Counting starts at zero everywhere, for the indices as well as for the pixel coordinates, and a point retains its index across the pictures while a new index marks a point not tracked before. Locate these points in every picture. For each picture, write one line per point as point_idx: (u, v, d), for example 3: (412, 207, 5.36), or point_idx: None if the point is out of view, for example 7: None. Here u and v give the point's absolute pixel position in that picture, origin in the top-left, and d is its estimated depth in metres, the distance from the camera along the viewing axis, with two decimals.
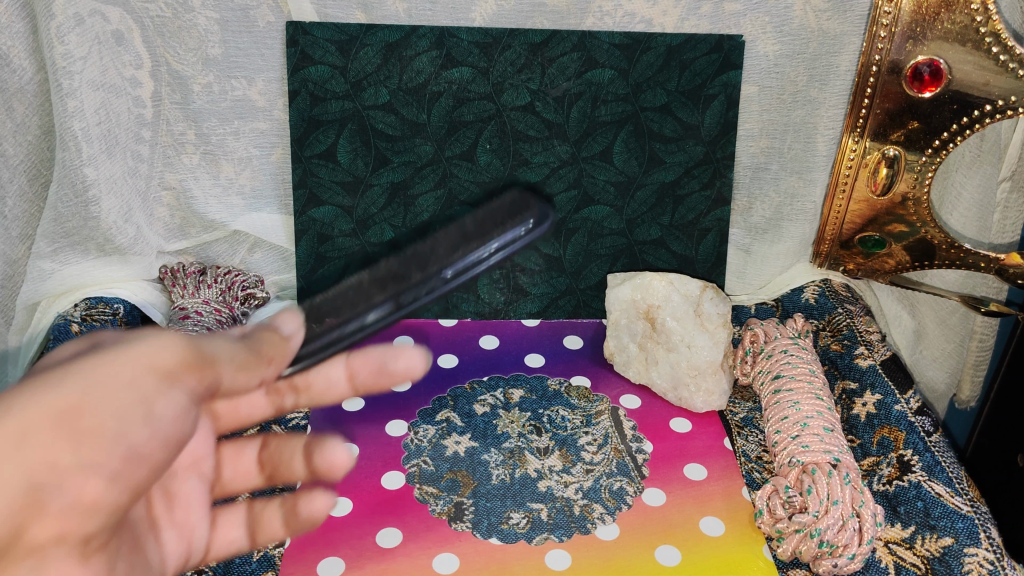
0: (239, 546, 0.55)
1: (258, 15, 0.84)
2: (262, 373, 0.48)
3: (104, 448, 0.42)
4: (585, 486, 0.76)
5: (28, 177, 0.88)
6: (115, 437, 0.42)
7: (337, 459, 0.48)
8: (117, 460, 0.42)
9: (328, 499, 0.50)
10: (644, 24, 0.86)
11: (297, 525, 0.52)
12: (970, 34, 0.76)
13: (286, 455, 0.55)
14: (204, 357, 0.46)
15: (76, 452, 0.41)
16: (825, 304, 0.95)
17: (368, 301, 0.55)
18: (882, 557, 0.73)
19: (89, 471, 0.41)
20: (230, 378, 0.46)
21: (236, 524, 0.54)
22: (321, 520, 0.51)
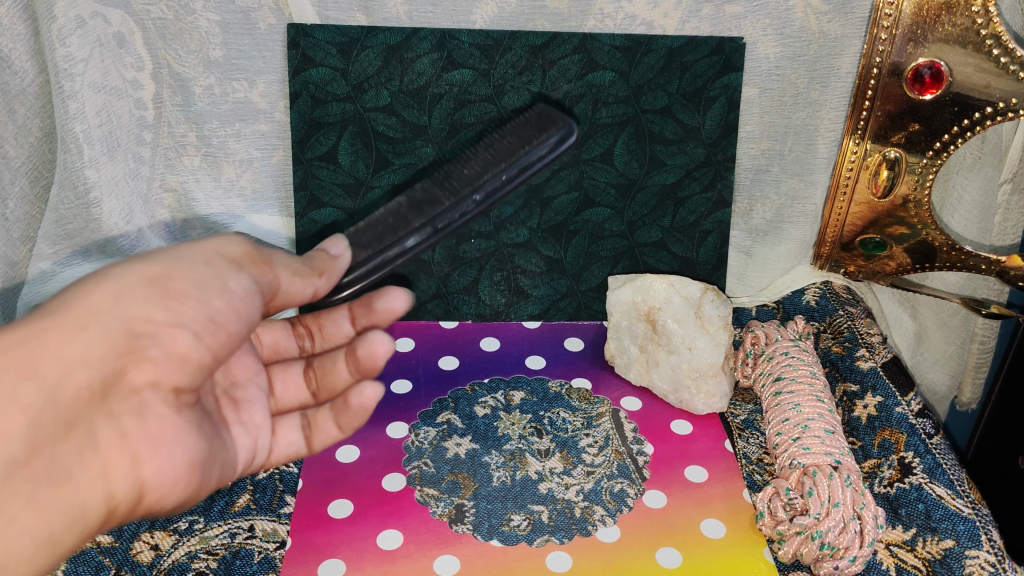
0: (298, 447, 0.66)
1: (258, 18, 0.84)
2: (315, 282, 0.60)
3: (187, 311, 0.54)
4: (585, 488, 0.76)
5: (29, 179, 0.84)
6: (196, 303, 0.54)
7: (380, 347, 0.61)
8: (202, 319, 0.54)
9: (374, 389, 0.61)
10: (645, 26, 0.86)
11: (349, 416, 0.63)
12: (970, 37, 0.76)
13: (328, 367, 0.67)
14: (265, 260, 0.58)
15: (167, 314, 0.53)
16: (825, 307, 0.95)
17: (406, 227, 0.63)
18: (882, 559, 0.72)
19: (176, 329, 0.53)
20: (287, 280, 0.59)
21: (293, 428, 0.66)
22: (369, 408, 0.62)
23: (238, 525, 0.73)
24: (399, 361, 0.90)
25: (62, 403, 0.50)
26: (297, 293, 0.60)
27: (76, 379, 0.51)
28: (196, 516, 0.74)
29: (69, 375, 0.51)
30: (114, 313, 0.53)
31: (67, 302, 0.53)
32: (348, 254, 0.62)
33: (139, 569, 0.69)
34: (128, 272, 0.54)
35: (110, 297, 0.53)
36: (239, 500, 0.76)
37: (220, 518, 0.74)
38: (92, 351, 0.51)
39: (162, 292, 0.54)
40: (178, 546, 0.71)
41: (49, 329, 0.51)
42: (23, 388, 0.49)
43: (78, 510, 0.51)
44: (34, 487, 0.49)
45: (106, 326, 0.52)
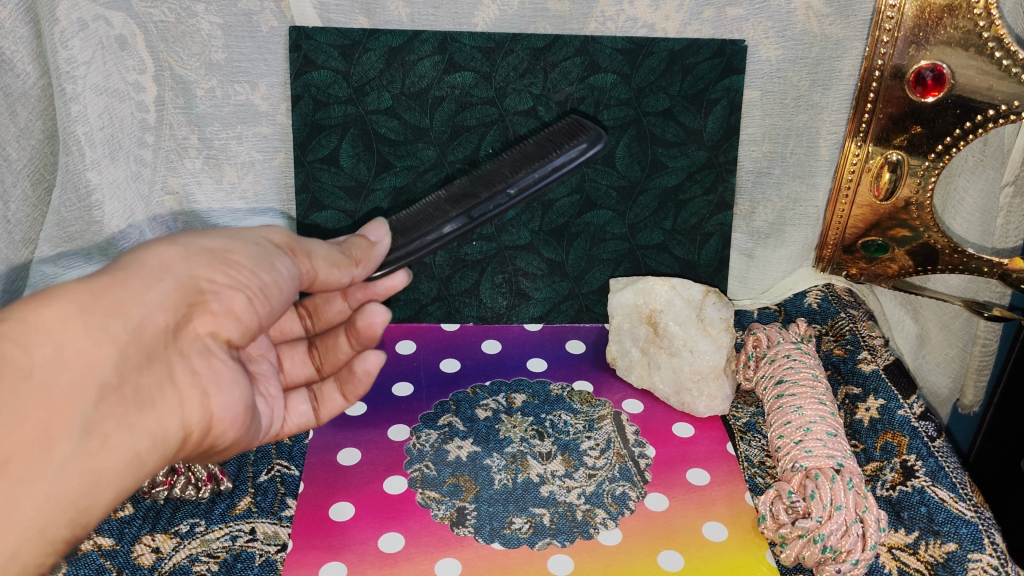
0: (308, 418, 0.71)
1: (260, 21, 0.84)
2: (350, 271, 0.63)
3: (246, 275, 0.58)
4: (587, 491, 0.76)
5: (31, 182, 0.85)
6: (252, 270, 0.59)
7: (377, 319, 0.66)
8: (257, 287, 0.59)
9: (378, 356, 0.67)
10: (647, 29, 0.87)
11: (354, 385, 0.68)
12: (973, 39, 0.76)
13: (330, 343, 0.72)
14: (304, 249, 0.63)
15: (229, 275, 0.57)
16: (828, 309, 0.96)
17: (445, 219, 0.65)
18: (885, 563, 0.71)
19: (237, 289, 0.57)
20: (325, 270, 0.63)
21: (303, 400, 0.71)
22: (373, 374, 0.68)
23: (239, 527, 0.73)
24: (399, 363, 0.90)
25: (145, 340, 0.53)
26: (332, 278, 0.63)
27: (157, 320, 0.53)
28: (197, 517, 0.74)
29: (152, 315, 0.53)
30: (183, 271, 0.56)
31: (138, 259, 0.56)
32: (387, 239, 0.66)
33: (141, 572, 0.69)
34: (190, 243, 0.59)
35: (177, 259, 0.57)
36: (240, 502, 0.75)
37: (222, 520, 0.74)
38: (167, 298, 0.54)
39: (221, 258, 0.58)
40: (180, 549, 0.71)
41: (127, 278, 0.54)
42: (112, 323, 0.51)
43: (158, 438, 0.53)
44: (120, 415, 0.52)
45: (177, 279, 0.56)
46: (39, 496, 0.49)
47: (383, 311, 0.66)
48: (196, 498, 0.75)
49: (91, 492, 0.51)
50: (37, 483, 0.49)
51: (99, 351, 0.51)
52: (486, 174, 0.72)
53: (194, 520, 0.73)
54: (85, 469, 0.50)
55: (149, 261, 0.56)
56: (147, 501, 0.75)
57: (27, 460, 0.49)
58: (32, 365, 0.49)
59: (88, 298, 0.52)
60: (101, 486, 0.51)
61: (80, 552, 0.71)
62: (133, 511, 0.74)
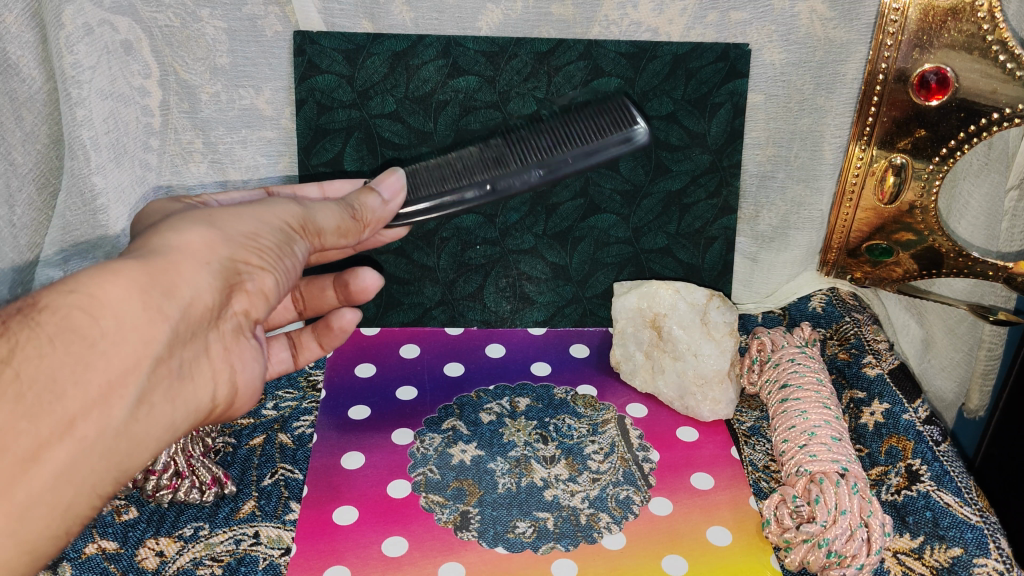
0: (287, 363, 0.77)
1: (265, 25, 0.85)
2: (357, 236, 0.64)
3: (277, 255, 0.58)
4: (591, 495, 0.76)
5: (37, 186, 0.84)
6: (280, 252, 0.58)
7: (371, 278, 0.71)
8: (282, 275, 0.59)
9: (355, 316, 0.73)
10: (651, 33, 0.87)
11: (331, 338, 0.74)
12: (977, 43, 0.76)
13: (315, 292, 0.78)
14: (316, 227, 0.61)
15: (264, 261, 0.57)
16: (831, 314, 0.96)
17: (467, 180, 0.66)
18: (890, 567, 0.71)
19: (268, 270, 0.57)
20: (333, 240, 0.63)
21: (282, 348, 0.76)
22: (349, 330, 0.74)
23: (243, 531, 0.73)
24: (403, 367, 0.90)
25: (192, 319, 0.53)
26: (341, 242, 0.64)
27: (204, 300, 0.54)
28: (201, 521, 0.74)
29: (200, 295, 0.53)
30: (223, 253, 0.55)
31: (181, 239, 0.54)
32: (399, 199, 0.65)
33: None
34: (223, 224, 0.57)
35: (218, 239, 0.55)
36: (244, 506, 0.75)
37: (225, 524, 0.74)
38: (211, 279, 0.54)
39: (254, 237, 0.57)
40: (184, 553, 0.71)
41: (175, 260, 0.53)
42: (165, 302, 0.51)
43: (189, 410, 0.56)
44: (163, 388, 0.53)
45: (219, 261, 0.55)
46: (90, 455, 0.51)
47: (377, 279, 0.71)
48: (200, 502, 0.75)
49: (130, 456, 0.53)
50: (89, 446, 0.50)
51: (153, 327, 0.51)
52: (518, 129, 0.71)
53: (199, 525, 0.73)
54: (129, 435, 0.52)
55: (192, 243, 0.54)
56: (151, 505, 0.75)
57: (86, 423, 0.49)
58: (97, 336, 0.49)
59: (145, 271, 0.51)
60: (141, 449, 0.54)
61: (85, 556, 0.71)
62: (137, 515, 0.75)
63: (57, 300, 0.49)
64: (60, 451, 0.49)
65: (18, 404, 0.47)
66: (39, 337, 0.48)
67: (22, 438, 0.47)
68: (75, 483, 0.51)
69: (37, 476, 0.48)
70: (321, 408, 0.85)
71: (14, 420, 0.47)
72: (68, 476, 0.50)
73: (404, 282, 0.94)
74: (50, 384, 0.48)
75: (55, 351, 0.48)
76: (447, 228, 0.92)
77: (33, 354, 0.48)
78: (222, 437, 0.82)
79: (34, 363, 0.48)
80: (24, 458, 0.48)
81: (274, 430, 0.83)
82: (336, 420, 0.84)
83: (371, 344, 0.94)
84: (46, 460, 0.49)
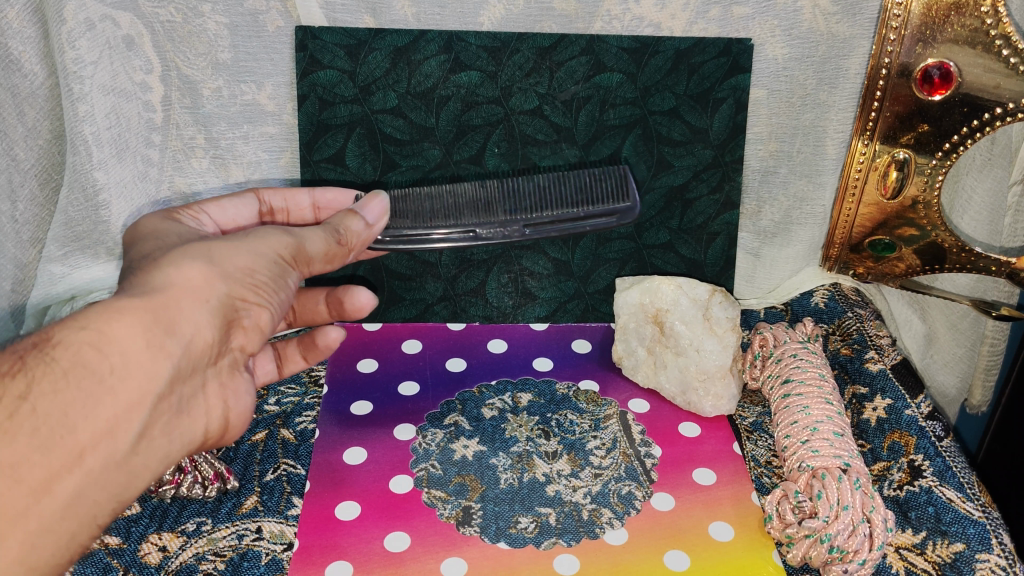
0: (271, 372, 0.79)
1: (267, 20, 0.85)
2: (342, 258, 0.65)
3: (272, 289, 0.58)
4: (593, 490, 0.76)
5: (40, 181, 0.85)
6: (275, 286, 0.59)
7: (365, 300, 0.72)
8: (276, 310, 0.59)
9: (340, 333, 0.74)
10: (654, 28, 0.86)
11: (317, 353, 0.76)
12: (980, 37, 0.75)
13: (309, 306, 0.78)
14: (306, 254, 0.62)
15: (260, 299, 0.58)
16: (834, 309, 0.95)
17: (456, 220, 0.77)
18: (892, 563, 0.71)
19: (265, 306, 0.58)
20: (319, 267, 0.64)
21: (268, 359, 0.78)
22: (333, 346, 0.75)
23: (246, 526, 0.73)
24: (405, 363, 0.90)
25: (193, 355, 0.54)
26: (327, 267, 0.64)
27: (204, 337, 0.54)
28: (203, 517, 0.74)
29: (200, 331, 0.54)
30: (222, 292, 0.55)
31: (185, 276, 0.55)
32: (381, 222, 0.69)
33: (147, 571, 0.69)
34: (220, 260, 0.57)
35: (216, 275, 0.56)
36: (246, 501, 0.76)
37: (228, 519, 0.74)
38: (209, 315, 0.55)
39: (249, 273, 0.57)
40: (188, 548, 0.71)
41: (176, 298, 0.53)
42: (167, 339, 0.52)
43: (184, 443, 0.56)
44: (163, 422, 0.54)
45: (217, 299, 0.55)
46: (96, 486, 0.51)
47: (372, 299, 0.72)
48: (202, 497, 0.75)
49: (129, 486, 0.53)
50: (97, 476, 0.51)
51: (157, 362, 0.52)
52: (513, 180, 0.82)
53: (201, 521, 0.73)
54: (129, 466, 0.52)
55: (195, 280, 0.55)
56: (154, 500, 0.75)
57: (95, 454, 0.50)
58: (106, 371, 0.50)
59: (150, 307, 0.52)
60: (137, 477, 0.53)
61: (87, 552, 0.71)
62: (140, 510, 0.75)
63: (69, 335, 0.50)
64: (69, 481, 0.49)
65: (33, 437, 0.47)
66: (54, 371, 0.48)
67: (36, 468, 0.47)
68: (79, 511, 0.51)
69: (49, 506, 0.49)
70: (322, 404, 0.85)
71: (29, 452, 0.47)
72: (76, 505, 0.50)
73: (405, 278, 0.94)
74: (63, 418, 0.48)
75: (69, 386, 0.49)
76: None
77: (49, 389, 0.48)
78: None
79: (48, 398, 0.48)
80: (37, 488, 0.48)
81: (277, 425, 0.83)
82: (338, 415, 0.84)
83: (372, 340, 0.94)
84: (57, 490, 0.49)
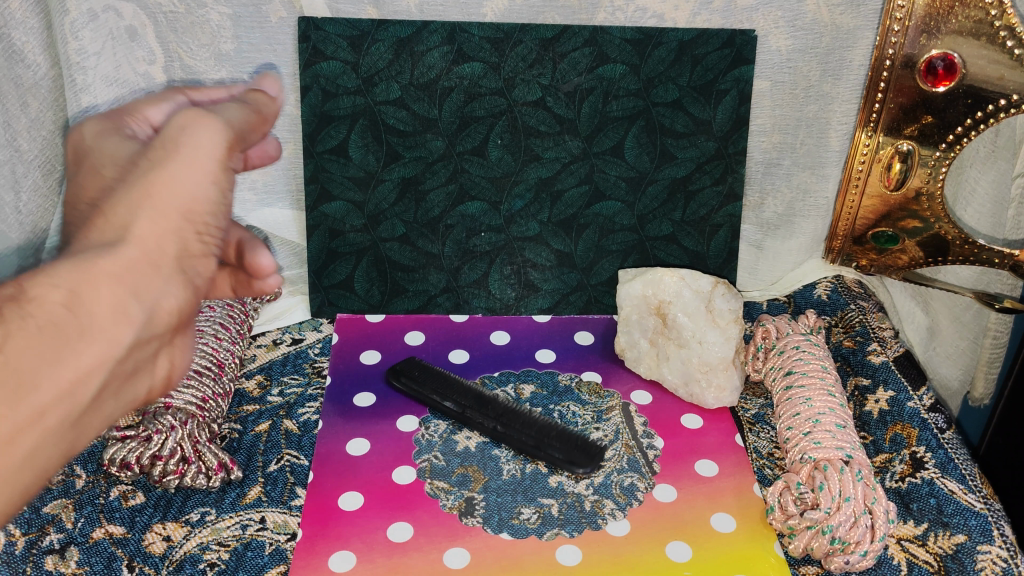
0: None
1: (270, 11, 0.85)
2: (264, 132, 0.53)
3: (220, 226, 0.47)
4: (596, 481, 0.76)
5: (43, 173, 0.84)
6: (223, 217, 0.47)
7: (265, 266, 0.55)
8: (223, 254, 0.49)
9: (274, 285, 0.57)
10: (656, 19, 0.87)
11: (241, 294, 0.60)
12: (984, 29, 0.75)
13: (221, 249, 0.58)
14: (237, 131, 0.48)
15: (220, 225, 0.47)
16: (836, 301, 0.95)
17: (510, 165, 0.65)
18: (894, 554, 0.71)
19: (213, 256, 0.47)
20: (248, 138, 0.50)
21: None
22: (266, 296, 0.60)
23: (250, 516, 0.73)
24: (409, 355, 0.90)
25: (162, 319, 0.44)
26: (254, 142, 0.51)
27: (173, 300, 0.45)
28: (207, 507, 0.74)
29: (167, 296, 0.44)
30: (175, 246, 0.44)
31: (152, 224, 0.43)
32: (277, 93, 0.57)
33: (152, 560, 0.69)
34: (161, 198, 0.44)
35: (168, 225, 0.44)
36: (250, 492, 0.76)
37: (232, 509, 0.74)
38: (173, 278, 0.44)
39: (196, 208, 0.45)
40: (190, 538, 0.72)
41: (138, 258, 0.43)
42: (134, 302, 0.42)
43: (128, 399, 0.46)
44: (114, 381, 0.44)
45: (176, 256, 0.44)
46: (47, 448, 0.41)
47: (273, 266, 0.55)
48: (206, 487, 0.75)
49: (76, 447, 0.43)
50: (51, 438, 0.40)
51: (125, 328, 0.42)
52: None
53: (206, 512, 0.74)
54: (81, 425, 0.42)
55: (154, 237, 0.43)
56: (158, 490, 0.76)
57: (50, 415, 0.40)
58: (71, 333, 0.40)
59: (124, 265, 0.42)
60: (85, 437, 0.43)
61: (91, 541, 0.71)
62: (144, 500, 0.75)
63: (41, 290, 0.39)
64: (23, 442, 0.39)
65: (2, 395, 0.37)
66: (26, 327, 0.38)
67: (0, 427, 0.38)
68: (28, 476, 0.40)
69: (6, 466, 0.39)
70: (326, 395, 0.85)
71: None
72: (26, 470, 0.40)
73: (408, 269, 0.94)
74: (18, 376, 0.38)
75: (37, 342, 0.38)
76: (452, 215, 0.92)
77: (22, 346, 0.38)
78: (228, 423, 0.83)
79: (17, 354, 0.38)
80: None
81: (280, 416, 0.84)
82: (342, 406, 0.84)
83: (375, 332, 0.93)
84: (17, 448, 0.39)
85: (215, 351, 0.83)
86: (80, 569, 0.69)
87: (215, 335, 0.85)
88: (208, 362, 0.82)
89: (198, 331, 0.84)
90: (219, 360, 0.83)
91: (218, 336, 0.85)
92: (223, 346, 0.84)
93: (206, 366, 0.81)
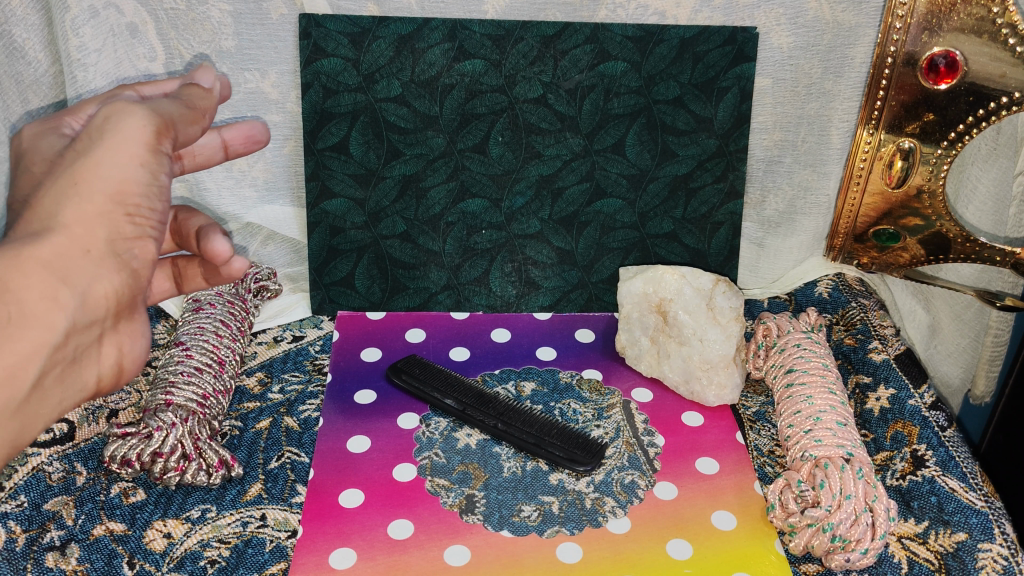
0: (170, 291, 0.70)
1: (270, 8, 0.85)
2: (202, 124, 0.55)
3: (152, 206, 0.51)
4: (596, 479, 0.76)
5: None
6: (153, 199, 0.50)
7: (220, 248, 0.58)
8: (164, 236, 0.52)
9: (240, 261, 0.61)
10: (657, 16, 0.87)
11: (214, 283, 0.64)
12: (987, 26, 0.75)
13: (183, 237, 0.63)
14: (166, 120, 0.51)
15: (153, 207, 0.51)
16: (838, 299, 0.96)
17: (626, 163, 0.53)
18: (894, 552, 0.71)
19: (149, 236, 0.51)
20: (184, 130, 0.53)
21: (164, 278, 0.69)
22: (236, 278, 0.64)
23: (250, 513, 0.74)
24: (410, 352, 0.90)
25: (94, 304, 0.49)
26: (191, 135, 0.54)
27: (105, 287, 0.49)
28: (208, 503, 0.75)
29: (98, 283, 0.49)
30: (103, 233, 0.48)
31: (75, 211, 0.48)
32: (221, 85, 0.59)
33: (152, 557, 0.69)
34: (87, 184, 0.48)
35: (93, 214, 0.48)
36: (251, 489, 0.76)
37: (233, 506, 0.74)
38: (101, 266, 0.49)
39: (124, 192, 0.49)
40: (191, 534, 0.72)
41: (61, 249, 0.47)
42: (62, 290, 0.47)
43: (77, 388, 0.51)
44: (56, 371, 0.49)
45: (102, 244, 0.48)
46: None
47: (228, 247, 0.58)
48: (207, 484, 0.75)
49: (25, 433, 0.49)
50: None
51: (56, 314, 0.47)
52: None
53: (206, 509, 0.74)
54: (23, 414, 0.48)
55: (80, 223, 0.48)
56: (158, 487, 0.75)
57: None
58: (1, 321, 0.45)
59: (54, 252, 0.47)
60: (33, 425, 0.49)
61: (92, 538, 0.71)
62: (145, 497, 0.75)
63: None
64: None
65: None
66: None
67: None
68: None
69: None
70: (327, 392, 0.85)
71: None
72: None
73: (408, 267, 0.94)
74: None
75: None
76: (452, 212, 0.92)
77: None
78: (229, 420, 0.83)
79: None
80: None
81: (281, 413, 0.84)
82: (342, 403, 0.84)
83: (376, 329, 0.93)
84: None
85: (216, 348, 0.84)
86: (80, 566, 0.69)
87: (216, 332, 0.85)
88: (209, 358, 0.82)
89: (199, 328, 0.84)
90: (220, 356, 0.83)
91: (218, 332, 0.85)
92: (224, 342, 0.85)
93: (206, 362, 0.81)
